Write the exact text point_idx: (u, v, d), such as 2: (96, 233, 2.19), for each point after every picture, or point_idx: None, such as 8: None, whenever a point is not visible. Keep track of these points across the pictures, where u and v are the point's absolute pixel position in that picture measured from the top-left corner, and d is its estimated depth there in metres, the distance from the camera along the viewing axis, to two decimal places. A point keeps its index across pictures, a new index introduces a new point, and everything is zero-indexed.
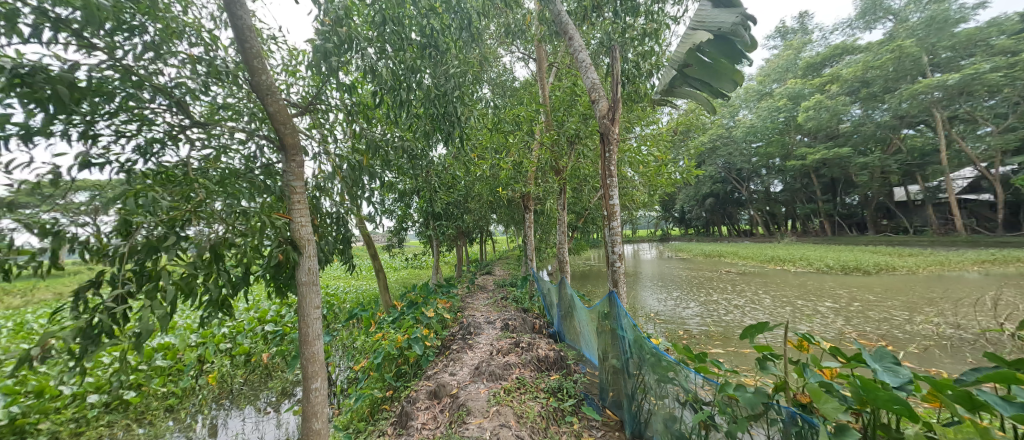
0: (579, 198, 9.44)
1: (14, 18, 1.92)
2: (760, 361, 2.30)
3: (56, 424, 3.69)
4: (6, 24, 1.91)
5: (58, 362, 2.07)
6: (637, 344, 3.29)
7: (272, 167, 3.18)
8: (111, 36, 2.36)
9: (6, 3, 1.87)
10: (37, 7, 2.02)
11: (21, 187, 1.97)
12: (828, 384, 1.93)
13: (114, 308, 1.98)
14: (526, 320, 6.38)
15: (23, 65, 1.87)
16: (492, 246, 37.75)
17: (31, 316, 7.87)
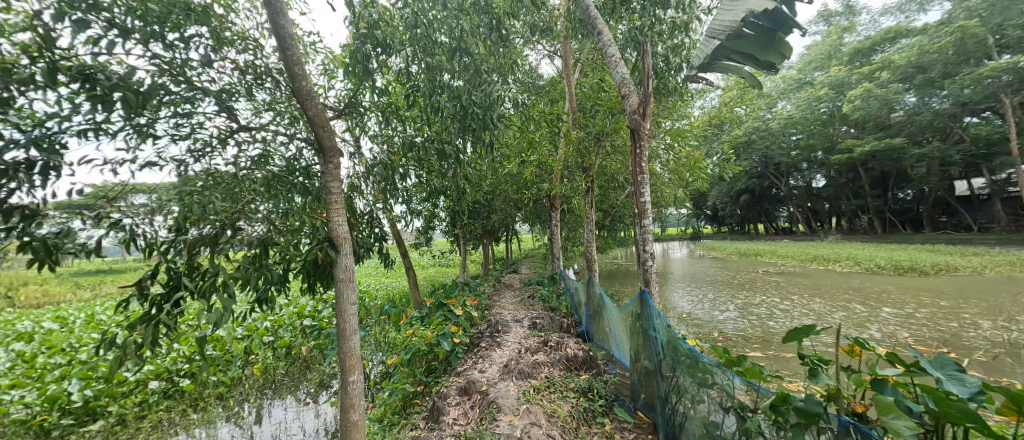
0: (606, 196, 9.28)
1: (85, 27, 2.11)
2: (807, 367, 2.18)
3: (122, 407, 4.05)
4: (80, 32, 2.11)
5: (129, 350, 2.27)
6: (671, 345, 3.21)
7: (310, 168, 3.32)
8: (170, 46, 2.55)
9: (81, 16, 2.08)
10: (108, 22, 2.22)
11: (89, 191, 2.16)
12: (886, 393, 1.80)
13: (178, 302, 2.17)
14: (554, 319, 6.36)
15: (95, 73, 2.07)
16: (518, 245, 37.74)
17: (96, 309, 8.55)
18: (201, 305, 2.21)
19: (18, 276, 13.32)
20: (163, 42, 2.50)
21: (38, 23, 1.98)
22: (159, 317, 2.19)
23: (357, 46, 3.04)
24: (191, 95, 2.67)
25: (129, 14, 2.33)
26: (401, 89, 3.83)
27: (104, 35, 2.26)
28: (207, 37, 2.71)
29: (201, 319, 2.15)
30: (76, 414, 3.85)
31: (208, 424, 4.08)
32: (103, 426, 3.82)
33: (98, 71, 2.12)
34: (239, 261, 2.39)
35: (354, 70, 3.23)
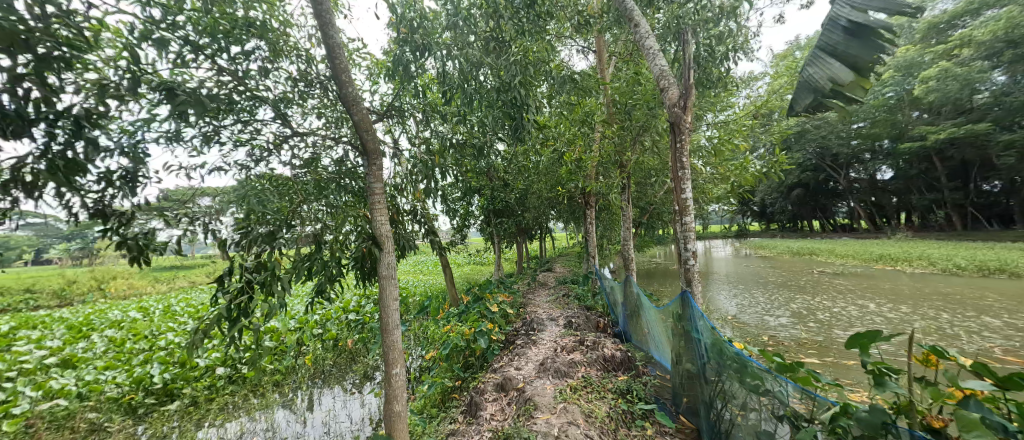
0: (644, 193, 9.00)
1: (164, 45, 2.39)
2: (874, 376, 2.02)
3: (195, 389, 4.50)
4: (161, 50, 2.39)
5: (203, 338, 2.53)
6: (717, 347, 3.10)
7: (355, 170, 3.51)
8: (234, 59, 2.81)
9: (162, 36, 2.35)
10: (183, 39, 2.48)
11: (164, 193, 2.42)
12: (973, 410, 1.63)
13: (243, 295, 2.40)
14: (590, 318, 6.27)
15: (174, 87, 2.34)
16: (554, 243, 37.46)
17: (169, 302, 9.47)
18: (264, 297, 2.43)
19: (106, 270, 15.00)
20: (229, 56, 2.76)
21: (129, 44, 2.26)
22: (228, 309, 2.43)
23: (398, 51, 3.19)
24: (251, 104, 2.93)
25: (201, 32, 2.61)
26: (438, 91, 3.95)
27: (179, 51, 2.54)
28: (266, 50, 2.95)
29: (263, 310, 2.37)
30: (157, 394, 4.35)
31: (266, 408, 4.42)
32: (179, 406, 4.26)
33: (176, 85, 2.39)
34: (294, 258, 2.59)
35: (394, 73, 3.37)
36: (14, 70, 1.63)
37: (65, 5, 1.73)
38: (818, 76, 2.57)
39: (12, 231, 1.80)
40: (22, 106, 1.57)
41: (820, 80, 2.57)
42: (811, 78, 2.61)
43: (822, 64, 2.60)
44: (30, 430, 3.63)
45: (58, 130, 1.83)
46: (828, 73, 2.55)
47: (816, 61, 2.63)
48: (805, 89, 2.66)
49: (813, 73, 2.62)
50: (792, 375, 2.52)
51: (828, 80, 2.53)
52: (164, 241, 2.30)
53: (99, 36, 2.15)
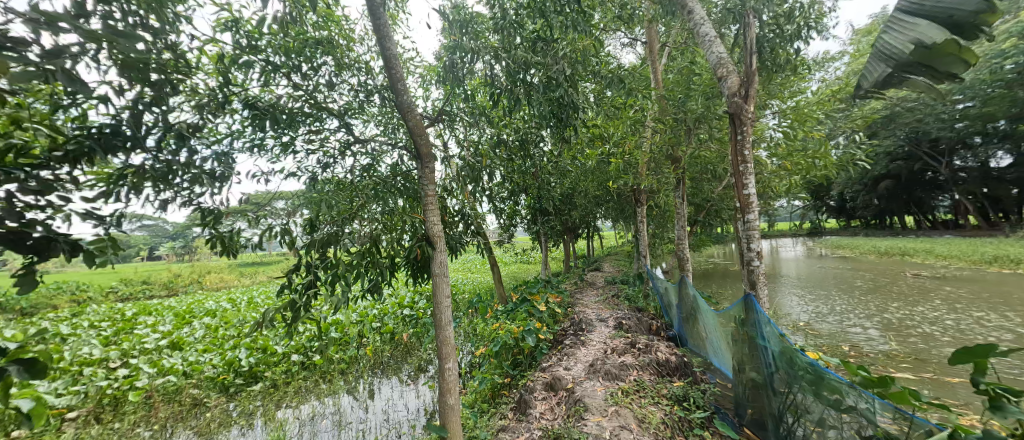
0: (701, 189, 8.51)
1: (249, 67, 2.74)
2: (985, 398, 1.76)
3: (275, 373, 5.04)
4: (246, 71, 2.73)
5: (283, 327, 2.85)
6: (786, 356, 2.86)
7: (409, 173, 3.72)
8: (306, 75, 3.11)
9: (247, 59, 2.69)
10: (264, 60, 2.81)
11: (246, 198, 2.76)
12: None
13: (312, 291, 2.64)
14: (642, 320, 6.06)
15: (257, 104, 2.65)
16: (603, 242, 36.50)
17: (251, 294, 10.64)
18: (332, 292, 2.67)
19: (203, 266, 17.25)
20: (301, 73, 3.07)
21: (223, 68, 2.61)
22: (303, 302, 2.72)
23: (448, 56, 3.34)
24: (320, 115, 3.22)
25: (279, 52, 2.92)
26: (486, 94, 4.06)
27: (262, 70, 2.86)
28: (332, 65, 3.24)
29: (332, 303, 2.61)
30: (245, 376, 4.94)
31: (334, 394, 4.80)
32: (262, 387, 4.80)
33: (260, 102, 2.72)
34: (357, 256, 2.82)
35: (445, 78, 3.52)
36: (137, 96, 1.96)
37: (174, 40, 2.06)
38: (892, 41, 1.90)
39: (134, 232, 2.19)
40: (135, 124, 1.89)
41: (896, 46, 1.88)
42: (883, 46, 1.92)
43: (903, 28, 1.90)
44: (148, 401, 4.34)
45: (165, 141, 2.17)
46: (909, 36, 1.86)
47: (894, 25, 1.95)
48: (876, 59, 1.95)
49: (888, 40, 1.92)
50: (880, 391, 2.27)
51: (909, 43, 1.83)
52: (250, 240, 2.63)
53: (199, 64, 2.51)
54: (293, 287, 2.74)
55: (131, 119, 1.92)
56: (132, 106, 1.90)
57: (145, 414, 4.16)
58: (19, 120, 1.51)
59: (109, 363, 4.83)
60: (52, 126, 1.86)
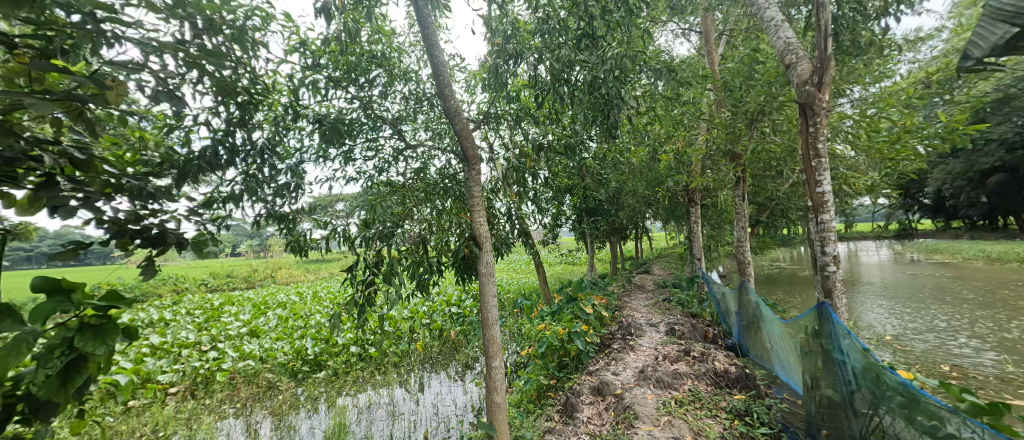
0: (764, 187, 7.87)
1: (314, 83, 3.01)
2: None
3: (337, 362, 5.45)
4: (311, 86, 3.01)
5: (343, 321, 3.08)
6: (870, 374, 2.57)
7: (457, 175, 3.85)
8: (363, 88, 3.35)
9: (312, 77, 2.96)
10: (326, 76, 3.07)
11: (311, 201, 3.03)
12: None
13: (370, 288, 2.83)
14: (697, 327, 5.73)
15: (321, 116, 2.91)
16: (654, 243, 34.99)
17: (314, 289, 11.58)
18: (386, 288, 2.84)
19: (276, 262, 19.06)
20: (358, 85, 3.32)
21: (292, 87, 2.89)
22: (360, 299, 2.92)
23: (495, 61, 3.41)
24: (375, 124, 3.45)
25: (340, 69, 3.19)
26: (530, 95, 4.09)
27: (325, 86, 3.14)
28: (385, 76, 3.45)
29: (386, 300, 2.78)
30: (310, 364, 5.39)
31: (388, 385, 5.08)
32: (325, 375, 5.20)
33: (324, 114, 2.97)
34: (408, 255, 2.97)
35: (491, 83, 3.61)
36: (227, 116, 2.25)
37: (254, 64, 2.32)
38: None
39: (221, 232, 2.51)
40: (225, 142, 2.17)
41: None
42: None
43: None
44: (232, 381, 4.90)
45: (246, 154, 2.47)
46: None
47: None
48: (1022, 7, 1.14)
49: None
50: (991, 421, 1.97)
51: None
52: (314, 238, 2.89)
53: (274, 83, 2.81)
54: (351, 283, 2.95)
55: (223, 137, 2.22)
56: (224, 125, 2.19)
57: (230, 393, 4.70)
58: (141, 145, 1.82)
59: (201, 346, 5.54)
60: (163, 148, 2.19)
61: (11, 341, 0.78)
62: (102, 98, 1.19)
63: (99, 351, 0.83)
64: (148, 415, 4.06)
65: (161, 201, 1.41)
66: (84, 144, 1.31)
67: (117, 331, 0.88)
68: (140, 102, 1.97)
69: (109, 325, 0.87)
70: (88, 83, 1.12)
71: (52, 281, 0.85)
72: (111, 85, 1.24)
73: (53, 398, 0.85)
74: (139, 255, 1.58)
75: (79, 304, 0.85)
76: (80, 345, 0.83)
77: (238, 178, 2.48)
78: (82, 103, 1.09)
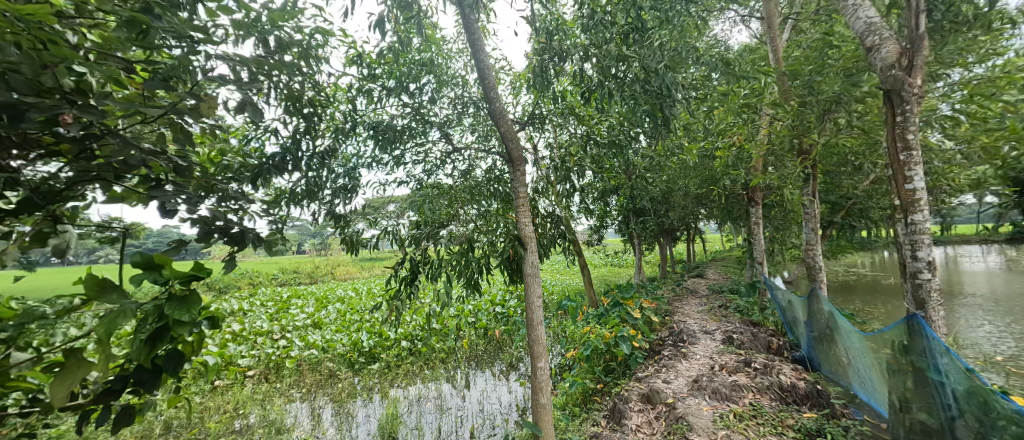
0: (839, 185, 7.10)
1: (369, 93, 3.22)
2: None
3: (391, 355, 5.75)
4: (367, 96, 3.21)
5: (397, 316, 3.25)
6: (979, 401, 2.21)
7: (502, 176, 3.88)
8: (413, 94, 3.51)
9: (367, 86, 3.16)
10: (380, 85, 3.26)
11: (366, 203, 3.23)
12: None
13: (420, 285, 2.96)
14: (760, 336, 5.30)
15: (375, 123, 3.09)
16: (711, 245, 32.92)
17: (369, 285, 12.33)
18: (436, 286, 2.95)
19: (336, 260, 20.53)
20: (409, 92, 3.48)
21: (352, 97, 3.10)
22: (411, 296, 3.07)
23: (540, 62, 3.40)
24: (424, 128, 3.59)
25: (392, 78, 3.36)
26: (575, 94, 4.03)
27: (379, 95, 3.33)
28: (434, 82, 3.58)
29: (436, 298, 2.89)
30: (366, 355, 5.74)
31: (436, 380, 5.26)
32: (380, 367, 5.51)
33: (378, 122, 3.16)
34: (456, 255, 3.06)
35: (536, 84, 3.61)
36: (294, 126, 2.46)
37: (319, 78, 2.52)
38: None
39: (289, 231, 2.75)
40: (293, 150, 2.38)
41: None
42: None
43: None
44: (299, 367, 5.37)
45: (311, 161, 2.69)
46: None
47: None
48: None
49: None
50: None
51: None
52: (369, 238, 3.07)
53: (334, 93, 3.03)
54: (404, 281, 3.10)
55: (291, 146, 2.45)
56: (291, 134, 2.41)
57: (297, 379, 5.15)
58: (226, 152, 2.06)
59: (273, 334, 6.13)
60: (243, 156, 2.46)
61: (117, 310, 0.89)
62: (199, 114, 1.36)
63: (181, 317, 0.93)
64: (231, 394, 4.56)
65: (242, 204, 1.58)
66: (183, 151, 1.53)
67: (198, 300, 0.99)
68: (225, 116, 2.23)
69: (192, 295, 0.98)
70: (188, 99, 1.31)
71: (146, 256, 0.96)
72: (206, 102, 1.40)
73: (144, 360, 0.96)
74: (224, 251, 1.80)
75: (168, 277, 0.97)
76: (168, 312, 0.93)
77: (301, 181, 2.72)
78: (184, 117, 1.28)
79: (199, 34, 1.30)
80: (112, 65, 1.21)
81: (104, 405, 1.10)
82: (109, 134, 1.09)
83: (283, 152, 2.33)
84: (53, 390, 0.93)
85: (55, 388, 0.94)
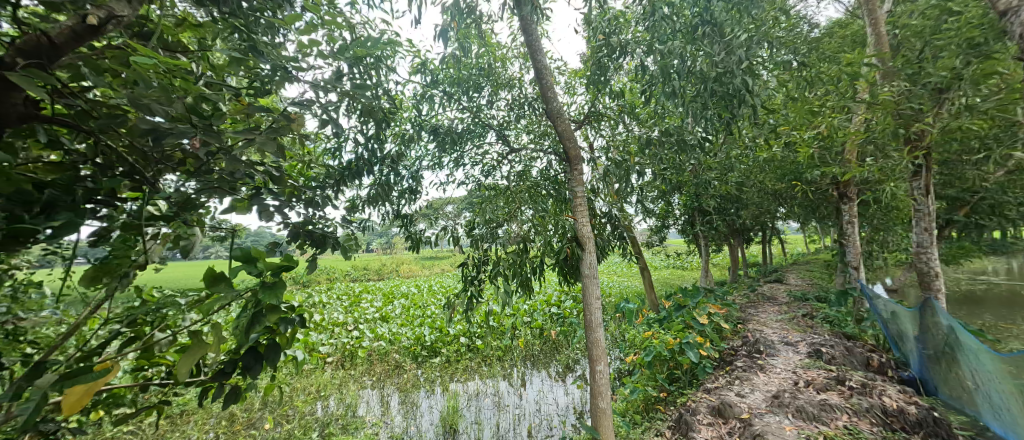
0: (963, 176, 5.98)
1: (431, 100, 3.39)
2: None
3: (451, 350, 5.99)
4: (429, 103, 3.38)
5: (456, 313, 3.38)
6: None
7: (557, 177, 3.85)
8: (472, 98, 3.61)
9: (429, 94, 3.33)
10: (440, 92, 3.41)
11: (428, 205, 3.39)
12: None
13: (479, 282, 3.05)
14: (855, 351, 4.66)
15: (437, 128, 3.25)
16: (792, 246, 29.62)
17: (430, 283, 12.96)
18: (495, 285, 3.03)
19: (401, 258, 21.86)
20: (467, 96, 3.58)
21: (415, 104, 3.29)
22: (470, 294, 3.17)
23: (598, 58, 3.32)
24: (482, 131, 3.68)
25: (452, 84, 3.50)
26: (634, 90, 3.87)
27: (440, 101, 3.49)
28: (491, 86, 3.65)
29: (495, 296, 2.96)
30: (429, 349, 6.04)
31: (494, 377, 5.37)
32: (440, 361, 5.75)
33: (440, 126, 3.31)
34: (513, 255, 3.09)
35: (593, 80, 3.53)
36: (366, 135, 2.67)
37: (387, 87, 2.68)
38: None
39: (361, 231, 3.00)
40: (364, 157, 2.59)
41: None
42: None
43: None
44: (370, 357, 5.82)
45: (379, 165, 2.90)
46: None
47: None
48: None
49: None
50: None
51: None
52: (431, 237, 3.22)
53: (401, 103, 3.23)
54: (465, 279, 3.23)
55: (364, 153, 2.67)
56: (364, 143, 2.62)
57: (367, 367, 5.58)
58: (309, 161, 2.30)
59: (347, 326, 6.73)
60: (322, 163, 2.71)
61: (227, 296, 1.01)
62: (291, 130, 1.55)
63: (273, 301, 1.04)
64: (313, 377, 5.09)
65: (326, 210, 1.79)
66: (278, 163, 1.75)
67: (285, 287, 1.09)
68: (310, 129, 2.50)
69: (280, 282, 1.07)
70: (282, 118, 1.47)
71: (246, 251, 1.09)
72: (297, 118, 1.60)
73: (241, 335, 1.08)
74: (309, 252, 2.03)
75: (263, 268, 1.08)
76: (261, 297, 1.04)
77: (373, 185, 2.94)
78: (281, 135, 1.47)
79: (293, 62, 1.49)
80: (227, 91, 1.42)
81: (219, 382, 1.28)
82: (224, 151, 1.29)
83: (357, 160, 2.56)
84: (181, 364, 1.07)
85: (182, 364, 1.09)
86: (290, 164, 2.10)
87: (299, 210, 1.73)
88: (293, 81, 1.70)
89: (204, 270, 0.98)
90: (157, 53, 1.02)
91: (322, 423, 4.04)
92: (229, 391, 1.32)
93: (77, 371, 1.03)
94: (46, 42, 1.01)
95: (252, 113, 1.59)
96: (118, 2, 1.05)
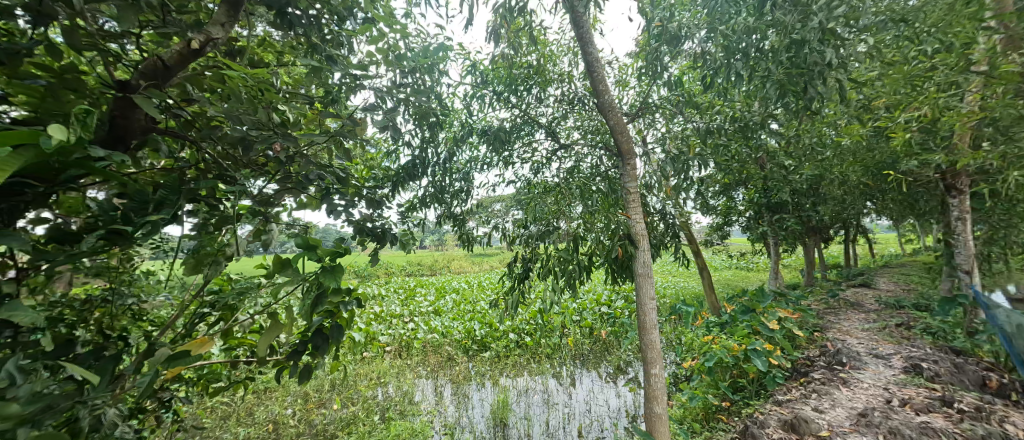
0: None
1: (481, 100, 3.44)
2: None
3: (500, 346, 6.08)
4: (480, 103, 3.42)
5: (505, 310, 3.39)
6: None
7: (609, 173, 3.70)
8: (521, 96, 3.59)
9: (479, 94, 3.37)
10: (490, 92, 3.44)
11: (478, 203, 3.44)
12: None
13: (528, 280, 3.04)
14: (968, 368, 3.99)
15: (487, 128, 3.28)
16: (882, 246, 26.13)
17: (479, 279, 13.25)
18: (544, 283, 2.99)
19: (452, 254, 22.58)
20: (516, 95, 3.57)
21: (466, 105, 3.35)
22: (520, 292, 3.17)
23: (653, 47, 3.15)
24: (530, 129, 3.65)
25: (501, 83, 3.51)
26: (693, 78, 3.62)
27: (489, 100, 3.52)
28: (540, 82, 3.61)
29: (543, 294, 2.93)
30: (479, 343, 6.17)
31: (543, 374, 5.35)
32: (490, 355, 5.86)
33: (490, 126, 3.34)
34: (563, 252, 3.02)
35: (648, 71, 3.36)
36: (420, 137, 2.77)
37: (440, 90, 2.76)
38: None
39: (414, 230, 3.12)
40: (419, 157, 2.69)
41: None
42: None
43: None
44: (424, 348, 6.09)
45: (432, 165, 2.99)
46: None
47: None
48: None
49: None
50: None
51: None
52: (481, 235, 3.26)
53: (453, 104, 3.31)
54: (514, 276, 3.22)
55: (418, 154, 2.77)
56: (418, 145, 2.73)
57: (422, 358, 5.84)
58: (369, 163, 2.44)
59: (403, 318, 7.09)
60: (381, 166, 2.87)
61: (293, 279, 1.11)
62: (355, 134, 1.66)
63: (331, 283, 1.13)
64: (373, 364, 5.43)
65: (384, 208, 1.89)
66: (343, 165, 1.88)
67: (343, 269, 1.19)
68: (369, 133, 2.66)
69: (338, 265, 1.18)
70: (347, 122, 1.58)
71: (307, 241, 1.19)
72: (360, 122, 1.70)
73: (307, 315, 1.18)
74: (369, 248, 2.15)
75: (322, 254, 1.19)
76: (321, 279, 1.14)
77: (427, 185, 3.06)
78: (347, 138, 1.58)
79: (357, 71, 1.60)
80: (300, 100, 1.56)
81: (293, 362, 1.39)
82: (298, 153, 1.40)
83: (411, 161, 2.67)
84: (261, 342, 1.19)
85: (260, 344, 1.20)
86: (354, 167, 2.25)
87: (361, 208, 1.84)
88: (356, 89, 1.82)
89: (273, 257, 1.09)
90: (244, 68, 1.11)
91: (383, 407, 4.31)
92: (302, 371, 1.44)
93: (180, 353, 1.17)
94: (161, 65, 1.14)
95: (322, 119, 1.73)
96: (214, 27, 1.22)
